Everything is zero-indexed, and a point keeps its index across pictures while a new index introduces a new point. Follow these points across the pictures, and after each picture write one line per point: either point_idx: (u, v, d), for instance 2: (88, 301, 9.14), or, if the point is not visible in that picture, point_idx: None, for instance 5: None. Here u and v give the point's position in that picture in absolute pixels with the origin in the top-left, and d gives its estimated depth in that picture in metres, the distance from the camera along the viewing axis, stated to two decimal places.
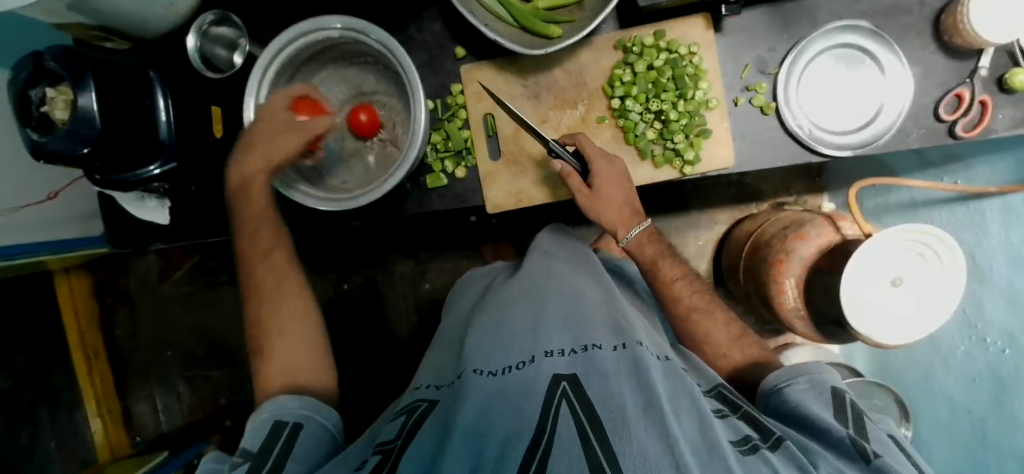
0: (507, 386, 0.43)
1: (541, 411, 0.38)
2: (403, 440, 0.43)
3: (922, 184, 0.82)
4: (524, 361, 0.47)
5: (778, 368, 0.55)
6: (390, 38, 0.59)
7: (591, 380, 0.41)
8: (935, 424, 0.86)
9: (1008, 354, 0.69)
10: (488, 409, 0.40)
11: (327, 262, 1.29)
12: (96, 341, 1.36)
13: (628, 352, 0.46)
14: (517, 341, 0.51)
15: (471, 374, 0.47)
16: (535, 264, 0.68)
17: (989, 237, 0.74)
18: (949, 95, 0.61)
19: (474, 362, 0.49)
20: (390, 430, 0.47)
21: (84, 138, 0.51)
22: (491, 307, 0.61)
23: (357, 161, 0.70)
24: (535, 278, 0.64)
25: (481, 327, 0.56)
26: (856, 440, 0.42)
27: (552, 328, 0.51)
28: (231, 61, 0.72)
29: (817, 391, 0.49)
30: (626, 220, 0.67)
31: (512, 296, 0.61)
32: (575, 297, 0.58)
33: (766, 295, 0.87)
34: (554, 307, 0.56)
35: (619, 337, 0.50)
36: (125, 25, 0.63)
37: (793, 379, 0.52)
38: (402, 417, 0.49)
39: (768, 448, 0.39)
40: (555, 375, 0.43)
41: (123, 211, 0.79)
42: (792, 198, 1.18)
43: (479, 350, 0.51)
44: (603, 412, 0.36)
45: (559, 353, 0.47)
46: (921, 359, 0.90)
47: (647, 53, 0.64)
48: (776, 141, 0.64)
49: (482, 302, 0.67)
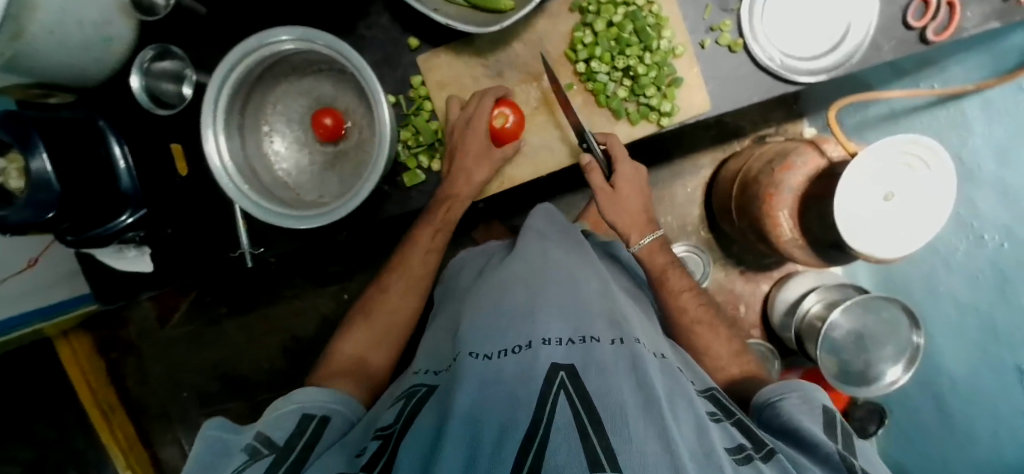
0: (503, 372, 0.44)
1: (539, 399, 0.39)
2: (402, 424, 0.45)
3: (901, 94, 0.81)
4: (521, 345, 0.48)
5: (772, 383, 0.56)
6: (338, 40, 0.55)
7: (590, 373, 0.42)
8: (944, 327, 0.87)
9: (1007, 248, 0.70)
10: (484, 394, 0.41)
11: (324, 275, 1.29)
12: (110, 396, 1.36)
13: (625, 347, 0.48)
14: (512, 326, 0.51)
15: (466, 359, 0.48)
16: (530, 247, 0.70)
17: (974, 135, 0.74)
18: (915, 1, 0.59)
19: (469, 346, 0.50)
20: (389, 414, 0.48)
21: (46, 203, 0.49)
22: (486, 291, 0.62)
23: (332, 172, 0.68)
24: (530, 261, 0.65)
25: (478, 312, 0.57)
26: (845, 454, 0.43)
27: (549, 314, 0.52)
28: (181, 94, 0.68)
29: (809, 408, 0.50)
30: (640, 226, 0.69)
31: (507, 279, 0.62)
32: (573, 287, 0.59)
33: (762, 232, 0.88)
34: (552, 295, 0.56)
35: (615, 331, 0.52)
36: (64, 78, 0.60)
37: (787, 394, 0.52)
38: (400, 403, 0.49)
39: (761, 458, 0.40)
40: (554, 364, 0.44)
41: (103, 265, 0.77)
42: (773, 130, 1.17)
43: (475, 334, 0.52)
44: (602, 408, 0.37)
45: (556, 341, 0.48)
46: (923, 266, 0.91)
47: (605, 10, 0.62)
48: (748, 77, 0.62)
49: (478, 285, 0.67)
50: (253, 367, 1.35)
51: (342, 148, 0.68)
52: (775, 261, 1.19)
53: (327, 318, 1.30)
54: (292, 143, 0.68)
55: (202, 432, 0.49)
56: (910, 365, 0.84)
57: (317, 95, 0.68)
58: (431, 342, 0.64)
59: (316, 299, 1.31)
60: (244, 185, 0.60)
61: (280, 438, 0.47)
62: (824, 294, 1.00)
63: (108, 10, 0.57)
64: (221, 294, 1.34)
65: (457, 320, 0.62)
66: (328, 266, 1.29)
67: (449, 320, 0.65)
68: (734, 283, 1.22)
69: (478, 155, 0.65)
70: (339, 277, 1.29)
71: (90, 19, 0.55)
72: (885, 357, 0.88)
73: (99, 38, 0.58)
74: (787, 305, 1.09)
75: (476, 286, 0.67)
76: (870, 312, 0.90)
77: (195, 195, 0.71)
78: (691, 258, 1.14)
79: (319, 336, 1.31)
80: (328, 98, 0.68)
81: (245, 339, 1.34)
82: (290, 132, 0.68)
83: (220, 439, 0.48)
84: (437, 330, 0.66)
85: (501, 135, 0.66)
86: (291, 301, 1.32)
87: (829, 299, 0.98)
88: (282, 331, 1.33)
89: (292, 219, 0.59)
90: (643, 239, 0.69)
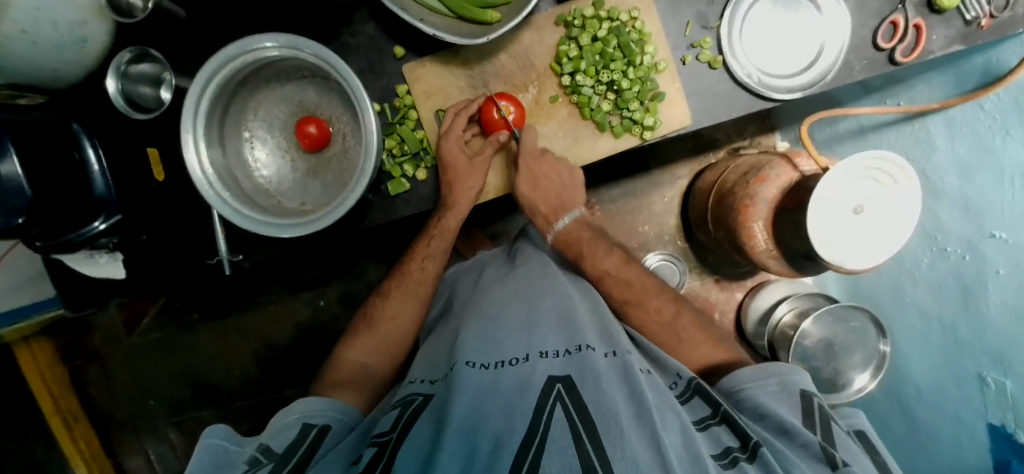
0: (502, 381, 0.45)
1: (535, 410, 0.39)
2: (398, 433, 0.44)
3: (871, 111, 0.84)
4: (519, 357, 0.49)
5: (748, 365, 0.56)
6: (324, 48, 0.55)
7: (586, 384, 0.43)
8: (911, 335, 0.91)
9: (969, 260, 0.73)
10: (481, 403, 0.42)
11: (301, 281, 1.27)
12: (73, 405, 1.30)
13: (618, 359, 0.49)
14: (510, 340, 0.53)
15: (464, 368, 0.48)
16: (527, 263, 0.71)
17: (937, 152, 0.78)
18: (885, 24, 0.62)
19: (466, 356, 0.51)
20: (385, 420, 0.47)
21: (17, 209, 0.48)
22: (482, 304, 0.63)
23: (314, 179, 0.67)
24: (528, 277, 0.67)
25: (475, 325, 0.57)
26: (827, 446, 0.44)
27: (545, 329, 0.54)
28: (159, 98, 0.66)
29: (786, 397, 0.50)
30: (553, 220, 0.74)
31: (504, 294, 0.64)
32: (566, 303, 0.60)
33: (737, 241, 0.90)
34: (548, 313, 0.58)
35: (609, 345, 0.52)
36: (35, 79, 0.58)
37: (765, 380, 0.52)
38: (396, 410, 0.48)
39: (747, 459, 0.40)
40: (549, 376, 0.45)
41: (68, 269, 0.74)
42: (747, 142, 1.20)
43: (473, 346, 0.53)
44: (597, 417, 0.38)
45: (553, 353, 0.49)
46: (890, 276, 0.95)
47: (589, 25, 0.63)
48: (727, 93, 0.64)
49: (474, 296, 0.68)
50: (225, 374, 1.31)
51: (326, 154, 0.67)
52: (749, 270, 1.22)
53: (303, 325, 1.28)
54: (274, 149, 0.67)
55: (202, 440, 0.47)
56: (876, 374, 0.89)
57: (300, 100, 0.67)
58: (425, 353, 0.63)
59: (292, 306, 1.28)
60: (225, 193, 0.58)
61: (279, 447, 0.46)
62: (795, 303, 1.03)
63: (84, 11, 0.55)
64: (193, 300, 1.30)
65: (455, 330, 0.61)
66: (305, 272, 1.26)
67: (449, 328, 0.64)
68: (710, 291, 1.24)
69: (469, 165, 0.67)
70: (316, 283, 1.27)
71: (64, 19, 0.53)
72: (854, 364, 0.92)
73: (74, 38, 0.56)
74: (761, 312, 1.12)
75: (471, 298, 0.68)
76: (839, 322, 0.93)
77: (173, 200, 0.69)
78: (668, 267, 1.16)
79: (293, 343, 1.29)
80: (311, 104, 0.67)
81: (217, 346, 1.30)
82: (271, 138, 0.67)
83: (222, 446, 0.46)
84: (434, 343, 0.64)
85: (491, 123, 0.65)
86: (266, 307, 1.29)
87: (800, 309, 1.02)
88: (255, 338, 1.30)
89: (283, 229, 0.58)
90: (556, 226, 0.73)
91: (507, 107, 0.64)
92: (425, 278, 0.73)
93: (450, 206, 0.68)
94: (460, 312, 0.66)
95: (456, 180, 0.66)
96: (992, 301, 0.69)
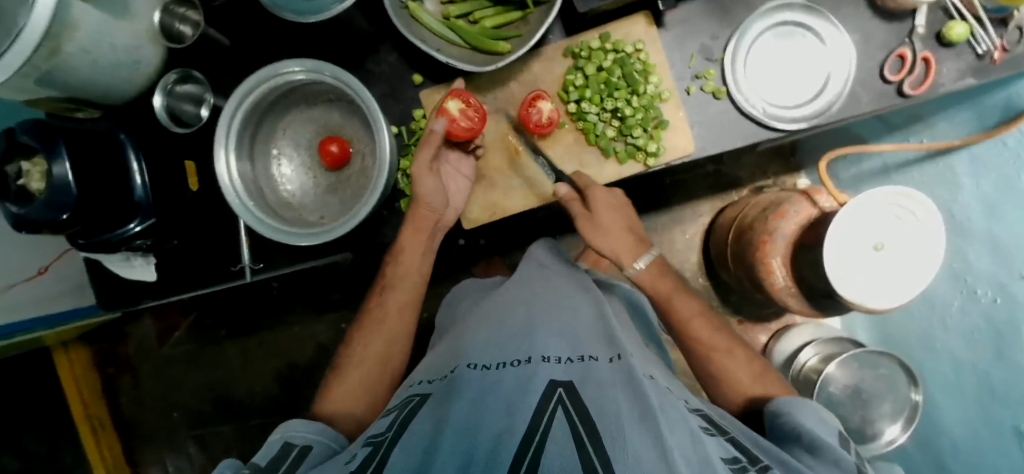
0: (501, 382, 0.46)
1: (535, 412, 0.40)
2: (393, 433, 0.44)
3: (891, 147, 0.82)
4: (520, 359, 0.49)
5: (780, 398, 0.55)
6: (345, 72, 0.60)
7: (586, 388, 0.43)
8: (942, 381, 0.84)
9: (1001, 303, 0.67)
10: (478, 409, 0.42)
11: (324, 303, 1.31)
12: (101, 413, 1.35)
13: (623, 364, 0.49)
14: (514, 342, 0.53)
15: (465, 370, 0.50)
16: (534, 274, 0.73)
17: (964, 191, 0.74)
18: (892, 56, 0.63)
19: (470, 358, 0.53)
20: (381, 422, 0.48)
21: (60, 205, 0.54)
22: (487, 312, 0.65)
23: (334, 196, 0.72)
24: (532, 286, 0.68)
25: (480, 333, 0.58)
26: (860, 465, 0.42)
27: (548, 334, 0.55)
28: (198, 115, 0.73)
29: (820, 420, 0.48)
30: (631, 249, 0.66)
31: (507, 302, 0.65)
32: (573, 312, 0.61)
33: (756, 277, 0.86)
34: (551, 318, 0.58)
35: (615, 349, 0.53)
36: (94, 94, 0.66)
37: (798, 407, 0.51)
38: (393, 412, 0.49)
39: (757, 469, 0.39)
40: (551, 380, 0.45)
41: (111, 273, 0.81)
42: (770, 181, 1.19)
43: (475, 348, 0.55)
44: (600, 420, 0.38)
45: (556, 359, 0.49)
46: (918, 321, 0.89)
47: (595, 56, 0.66)
48: (732, 122, 0.66)
49: (465, 314, 0.70)
50: (246, 391, 1.34)
51: (346, 173, 0.71)
52: (773, 312, 1.18)
53: (323, 346, 1.31)
54: (298, 167, 0.72)
55: (215, 468, 0.47)
56: (908, 425, 0.81)
57: (325, 123, 0.72)
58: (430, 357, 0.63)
59: (314, 327, 1.31)
60: (249, 202, 0.63)
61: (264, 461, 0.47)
62: (821, 348, 0.99)
63: (138, 35, 0.64)
64: (221, 316, 1.35)
65: (461, 333, 0.63)
66: (329, 295, 1.30)
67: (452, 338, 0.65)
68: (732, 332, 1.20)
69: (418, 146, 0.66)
70: (339, 306, 1.30)
71: (121, 43, 0.62)
72: (884, 414, 0.84)
73: (128, 61, 0.65)
74: (785, 357, 1.07)
75: (478, 308, 0.69)
76: (866, 369, 0.88)
77: (204, 210, 0.75)
78: None
79: (314, 364, 1.31)
80: (335, 125, 0.72)
81: (242, 363, 1.35)
82: (296, 156, 0.72)
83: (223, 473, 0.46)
84: (441, 346, 0.65)
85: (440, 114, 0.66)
86: (290, 328, 1.32)
87: (826, 353, 0.97)
88: (277, 357, 1.33)
89: (302, 238, 0.61)
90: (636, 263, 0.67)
91: (548, 107, 0.67)
92: (386, 314, 0.72)
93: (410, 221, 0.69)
94: (462, 324, 0.67)
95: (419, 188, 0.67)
96: None
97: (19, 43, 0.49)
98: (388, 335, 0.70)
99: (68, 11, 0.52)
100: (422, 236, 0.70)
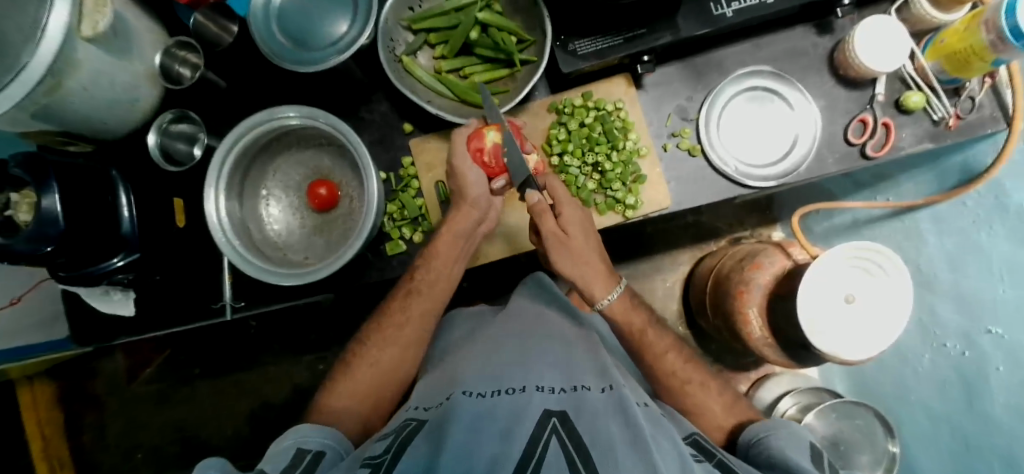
0: (497, 410, 0.45)
1: (531, 441, 0.40)
2: (392, 455, 0.43)
3: (859, 205, 0.86)
4: (515, 388, 0.50)
5: (762, 421, 0.56)
6: (338, 120, 0.63)
7: (580, 419, 0.44)
8: (919, 435, 0.84)
9: (969, 355, 0.69)
10: (475, 434, 0.41)
11: (304, 343, 1.29)
12: (63, 451, 1.29)
13: (614, 393, 0.50)
14: (507, 373, 0.53)
15: (460, 396, 0.49)
16: (525, 307, 0.73)
17: (928, 246, 0.77)
18: (854, 121, 0.68)
19: (464, 386, 0.52)
20: (378, 445, 0.46)
21: (46, 237, 0.54)
22: (477, 343, 0.65)
23: (320, 237, 0.72)
24: (524, 319, 0.69)
25: (474, 362, 0.58)
26: None
27: (542, 365, 0.55)
28: (191, 154, 0.74)
29: (791, 439, 0.50)
30: (603, 280, 0.64)
31: (501, 332, 0.66)
32: (565, 348, 0.61)
33: (734, 328, 0.88)
34: (545, 353, 0.58)
35: (604, 380, 0.54)
36: (86, 129, 0.68)
37: (772, 430, 0.52)
38: (390, 435, 0.47)
39: None
40: (546, 408, 0.45)
41: (88, 308, 0.80)
42: (748, 232, 1.22)
43: (471, 378, 0.53)
44: (593, 452, 0.39)
45: (549, 389, 0.50)
46: (892, 373, 0.91)
47: (577, 113, 0.70)
48: (708, 178, 0.70)
49: (472, 337, 0.69)
50: (217, 432, 1.29)
51: (334, 215, 0.73)
52: (752, 361, 1.20)
53: (299, 387, 1.28)
54: (286, 208, 0.74)
55: (198, 471, 0.45)
56: None
57: (315, 166, 0.74)
58: (424, 385, 0.62)
59: (291, 368, 1.29)
60: (235, 240, 0.64)
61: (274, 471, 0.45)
62: (799, 398, 0.99)
63: (138, 76, 0.67)
64: (195, 354, 1.32)
65: (448, 368, 0.62)
66: (308, 336, 1.29)
67: (439, 370, 0.64)
68: None
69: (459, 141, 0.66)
70: (317, 347, 1.28)
71: (121, 82, 0.65)
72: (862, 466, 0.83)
73: (126, 98, 0.67)
74: (764, 407, 1.06)
75: (469, 339, 0.69)
76: (843, 419, 0.89)
77: (189, 245, 0.75)
78: None
79: (288, 405, 1.28)
80: (325, 169, 0.74)
81: (214, 402, 1.30)
82: (285, 198, 0.74)
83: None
84: (435, 373, 0.64)
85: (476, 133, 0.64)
86: (266, 367, 1.30)
87: (804, 404, 0.97)
88: (250, 397, 1.30)
89: (283, 279, 0.62)
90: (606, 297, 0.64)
91: (533, 159, 0.68)
92: (407, 320, 0.69)
93: (449, 222, 0.67)
94: (452, 357, 0.66)
95: (457, 180, 0.66)
96: (995, 397, 0.64)
97: (22, 78, 0.50)
98: (404, 348, 0.67)
99: (72, 49, 0.54)
100: (458, 245, 0.68)
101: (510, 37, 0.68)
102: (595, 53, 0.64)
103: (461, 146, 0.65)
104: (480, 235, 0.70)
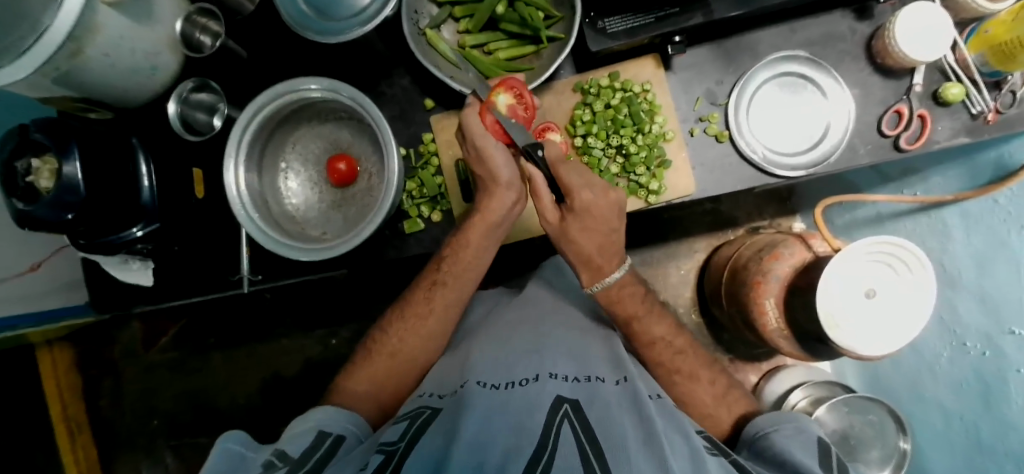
0: (510, 398, 0.45)
1: (544, 429, 0.40)
2: (405, 443, 0.42)
3: (884, 198, 0.84)
4: (528, 378, 0.49)
5: (769, 414, 0.55)
6: (360, 93, 0.62)
7: (593, 407, 0.44)
8: (932, 436, 0.83)
9: (989, 356, 0.68)
10: (488, 421, 0.41)
11: (317, 317, 1.30)
12: (80, 414, 1.32)
13: (628, 386, 0.50)
14: (521, 361, 0.53)
15: (474, 385, 0.49)
16: (539, 293, 0.73)
17: (954, 243, 0.76)
18: (889, 112, 0.66)
19: (478, 375, 0.51)
20: (392, 430, 0.46)
21: (67, 204, 0.54)
22: (493, 328, 0.65)
23: (337, 212, 0.72)
24: (539, 304, 0.69)
25: (487, 349, 0.58)
26: None
27: (555, 354, 0.55)
28: (210, 124, 0.74)
29: (799, 435, 0.49)
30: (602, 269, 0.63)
31: (516, 318, 0.66)
32: (579, 335, 0.61)
33: (749, 318, 0.87)
34: (560, 341, 0.58)
35: (618, 372, 0.54)
36: (107, 96, 0.67)
37: (780, 425, 0.51)
38: (403, 422, 0.47)
39: None
40: (558, 397, 0.45)
41: (107, 275, 0.80)
42: (766, 222, 1.20)
43: (486, 365, 0.53)
44: (604, 440, 0.39)
45: (563, 377, 0.50)
46: (907, 370, 0.90)
47: (603, 93, 0.69)
48: (733, 166, 0.68)
49: (488, 321, 0.69)
50: (231, 400, 1.32)
51: (353, 190, 0.72)
52: (764, 352, 1.19)
53: (311, 360, 1.30)
54: (306, 181, 0.73)
55: (222, 445, 0.48)
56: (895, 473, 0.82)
57: (335, 140, 0.73)
58: (441, 366, 0.62)
59: (303, 340, 1.31)
60: (255, 213, 0.64)
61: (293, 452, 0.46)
62: (810, 391, 0.98)
63: (159, 43, 0.66)
64: (210, 324, 1.34)
65: (464, 350, 0.63)
66: (320, 309, 1.30)
67: (456, 352, 0.64)
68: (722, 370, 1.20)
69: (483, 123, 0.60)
70: (330, 321, 1.30)
71: (142, 49, 0.64)
72: (872, 460, 0.83)
73: (147, 66, 0.67)
74: (774, 399, 1.06)
75: (485, 323, 0.69)
76: (856, 414, 0.87)
77: (209, 218, 0.76)
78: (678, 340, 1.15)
79: (301, 377, 1.30)
80: (345, 143, 0.73)
81: (228, 373, 1.33)
82: (304, 171, 0.73)
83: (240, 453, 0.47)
84: (450, 358, 0.64)
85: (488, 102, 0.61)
86: (280, 339, 1.31)
87: (814, 397, 0.96)
88: (263, 368, 1.32)
89: (303, 253, 0.62)
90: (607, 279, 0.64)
91: (556, 139, 0.69)
92: (423, 301, 0.68)
93: (482, 209, 0.64)
94: (468, 341, 0.65)
95: (488, 167, 0.62)
96: (1015, 401, 0.63)
97: (44, 41, 0.50)
98: (417, 334, 0.67)
99: (94, 14, 0.53)
100: (495, 232, 0.66)
101: (538, 13, 0.67)
102: (625, 32, 0.63)
103: (476, 125, 0.60)
104: (515, 213, 0.67)
